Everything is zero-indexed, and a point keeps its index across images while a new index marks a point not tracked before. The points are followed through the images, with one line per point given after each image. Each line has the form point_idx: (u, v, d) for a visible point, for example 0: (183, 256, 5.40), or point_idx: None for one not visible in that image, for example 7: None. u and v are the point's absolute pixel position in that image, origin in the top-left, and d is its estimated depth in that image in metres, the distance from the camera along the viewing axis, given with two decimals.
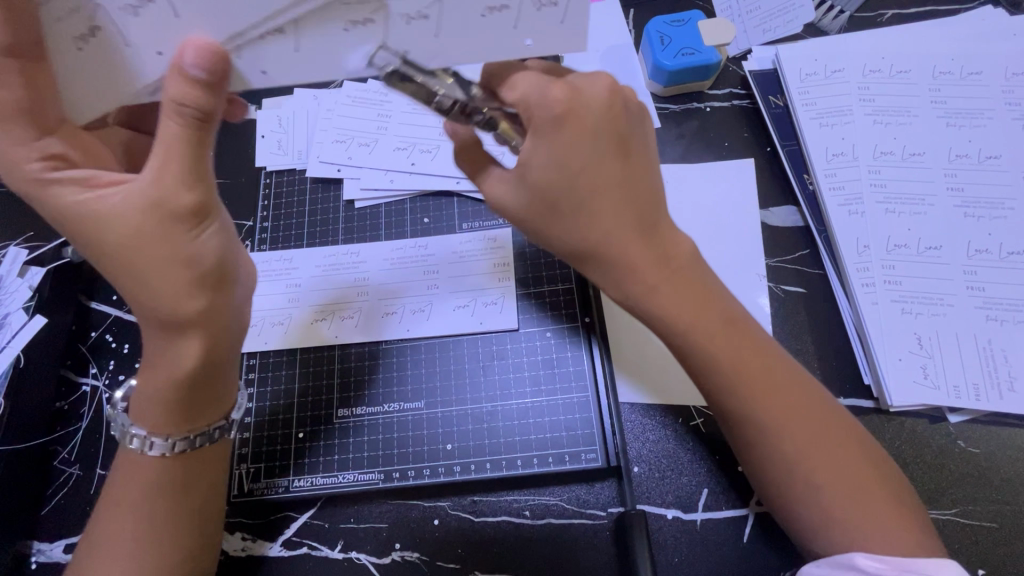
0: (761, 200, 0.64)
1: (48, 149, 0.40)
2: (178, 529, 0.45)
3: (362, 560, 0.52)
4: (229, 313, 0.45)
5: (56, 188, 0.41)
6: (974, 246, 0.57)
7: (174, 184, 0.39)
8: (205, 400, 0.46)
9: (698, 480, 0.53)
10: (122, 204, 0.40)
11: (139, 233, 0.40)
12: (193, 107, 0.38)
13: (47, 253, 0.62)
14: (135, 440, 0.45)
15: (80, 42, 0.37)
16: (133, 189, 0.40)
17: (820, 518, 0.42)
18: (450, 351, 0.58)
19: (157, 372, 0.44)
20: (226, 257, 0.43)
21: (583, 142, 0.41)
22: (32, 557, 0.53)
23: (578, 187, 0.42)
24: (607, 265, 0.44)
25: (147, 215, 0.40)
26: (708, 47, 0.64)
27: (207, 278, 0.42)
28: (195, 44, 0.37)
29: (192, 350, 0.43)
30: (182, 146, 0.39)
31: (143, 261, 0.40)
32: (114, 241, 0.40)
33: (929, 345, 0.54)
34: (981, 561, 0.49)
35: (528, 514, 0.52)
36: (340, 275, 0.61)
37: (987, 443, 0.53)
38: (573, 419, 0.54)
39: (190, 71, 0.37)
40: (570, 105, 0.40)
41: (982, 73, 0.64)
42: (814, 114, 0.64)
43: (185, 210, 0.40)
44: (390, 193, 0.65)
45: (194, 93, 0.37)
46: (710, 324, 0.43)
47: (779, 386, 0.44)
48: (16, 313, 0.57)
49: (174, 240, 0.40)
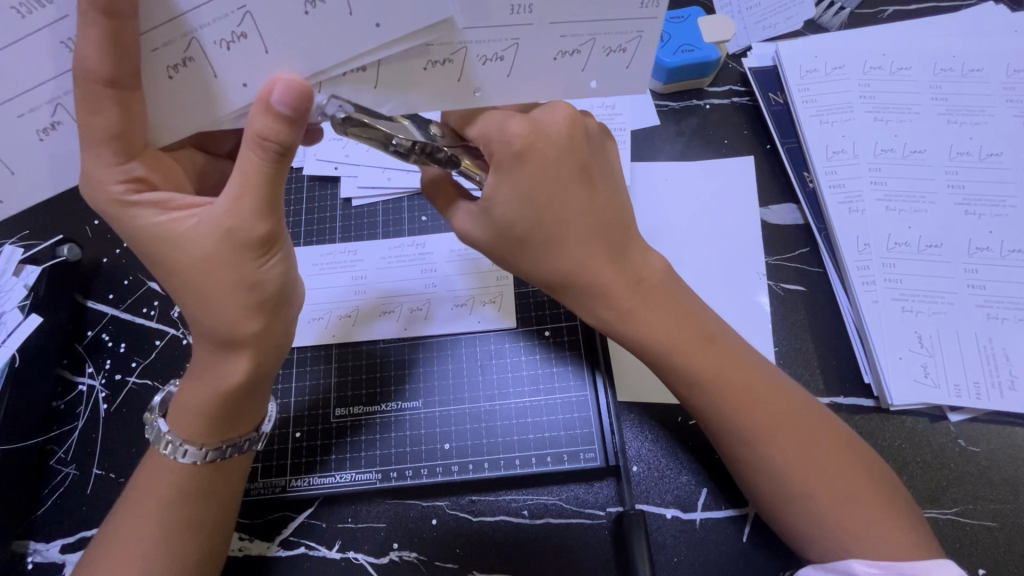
0: (761, 198, 0.63)
1: (131, 173, 0.39)
2: (193, 532, 0.45)
3: (360, 561, 0.52)
4: (281, 334, 0.45)
5: (135, 211, 0.40)
6: (974, 244, 0.57)
7: (247, 214, 0.39)
8: (243, 410, 0.45)
9: (698, 480, 0.52)
10: (196, 228, 0.40)
11: (211, 260, 0.40)
12: (275, 140, 0.38)
13: (43, 250, 0.60)
14: (168, 445, 0.45)
15: (173, 71, 0.37)
16: (208, 214, 0.40)
17: (807, 523, 0.42)
18: (448, 351, 0.58)
19: (201, 386, 0.44)
20: (287, 284, 0.44)
21: (545, 175, 0.43)
22: (29, 557, 0.53)
23: (545, 219, 0.44)
24: (579, 293, 0.46)
25: (219, 241, 0.40)
26: (708, 44, 0.64)
27: (267, 303, 0.42)
28: (286, 80, 0.37)
29: (239, 368, 0.43)
30: (259, 177, 0.39)
31: (209, 286, 0.40)
32: (186, 263, 0.40)
33: (930, 344, 0.54)
34: (981, 561, 0.48)
35: (527, 514, 0.52)
36: (338, 274, 0.61)
37: (987, 442, 0.52)
38: (572, 418, 0.54)
39: (280, 111, 0.37)
40: (530, 140, 0.42)
41: (983, 70, 0.63)
42: (815, 111, 0.64)
43: (256, 240, 0.40)
44: (388, 191, 0.65)
45: (275, 127, 0.37)
46: (685, 340, 0.45)
47: (758, 398, 0.44)
48: (11, 313, 0.55)
49: (243, 268, 0.40)
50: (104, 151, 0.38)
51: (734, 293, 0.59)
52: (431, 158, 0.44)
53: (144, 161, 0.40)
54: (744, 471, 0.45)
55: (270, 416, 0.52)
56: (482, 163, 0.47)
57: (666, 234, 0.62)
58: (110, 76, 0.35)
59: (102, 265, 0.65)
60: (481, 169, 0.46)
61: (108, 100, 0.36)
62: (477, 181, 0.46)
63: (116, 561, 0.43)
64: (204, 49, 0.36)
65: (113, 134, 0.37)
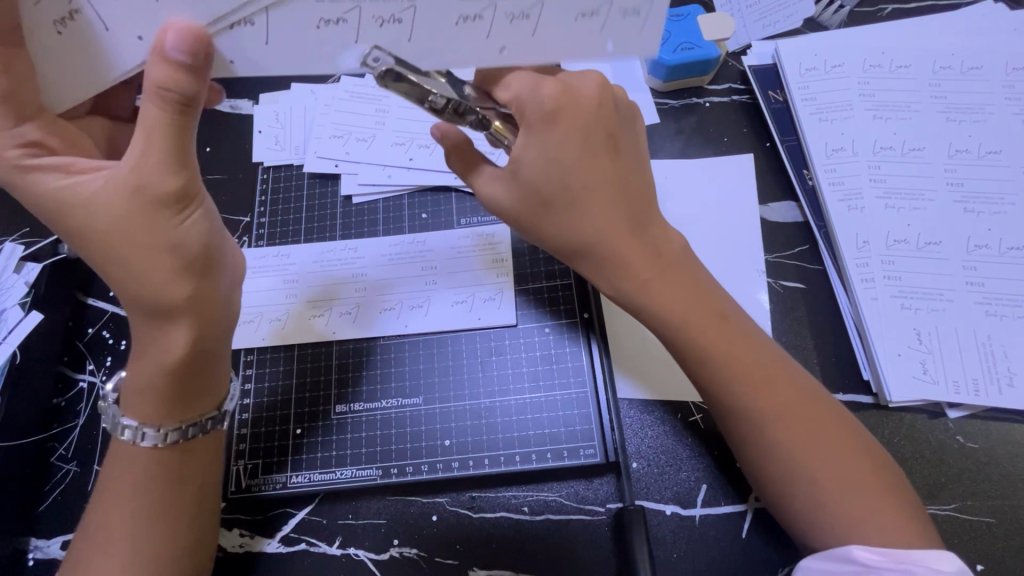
0: (761, 196, 0.63)
1: (25, 136, 0.41)
2: (177, 527, 0.45)
3: (361, 557, 0.52)
4: (218, 299, 0.46)
5: (37, 176, 0.41)
6: (973, 241, 0.57)
7: (153, 168, 0.40)
8: (200, 391, 0.46)
9: (698, 476, 0.52)
10: (99, 189, 0.41)
11: (118, 217, 0.40)
12: (174, 91, 0.38)
13: (43, 248, 0.62)
14: (125, 432, 0.45)
15: (61, 24, 0.38)
16: (113, 173, 0.41)
17: (811, 506, 0.42)
18: (448, 347, 0.58)
19: (145, 363, 0.44)
20: (211, 242, 0.44)
21: (573, 140, 0.43)
22: (30, 553, 0.53)
23: (569, 184, 0.44)
24: (598, 260, 0.46)
25: (125, 198, 0.40)
26: (708, 42, 0.65)
27: (195, 263, 0.43)
28: (177, 27, 0.37)
29: (181, 338, 0.44)
30: (164, 129, 0.39)
31: (129, 246, 0.41)
32: (95, 224, 0.41)
33: (928, 340, 0.54)
34: (979, 557, 0.49)
35: (527, 510, 0.52)
36: (338, 271, 0.61)
37: (986, 438, 0.53)
38: (572, 415, 0.54)
39: (176, 60, 0.38)
40: (561, 104, 0.43)
41: (982, 68, 0.64)
42: (814, 109, 0.64)
43: (169, 194, 0.41)
44: (388, 188, 0.65)
45: (175, 77, 0.38)
46: (698, 316, 0.45)
47: (771, 376, 0.45)
48: (12, 309, 0.57)
49: (155, 224, 0.41)
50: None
51: (734, 290, 0.59)
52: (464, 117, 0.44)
53: (42, 124, 0.41)
54: (752, 452, 0.45)
55: (236, 395, 0.51)
56: (513, 126, 0.46)
57: None
58: None
59: None
60: (512, 130, 0.45)
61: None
62: (506, 144, 0.46)
63: (102, 555, 0.43)
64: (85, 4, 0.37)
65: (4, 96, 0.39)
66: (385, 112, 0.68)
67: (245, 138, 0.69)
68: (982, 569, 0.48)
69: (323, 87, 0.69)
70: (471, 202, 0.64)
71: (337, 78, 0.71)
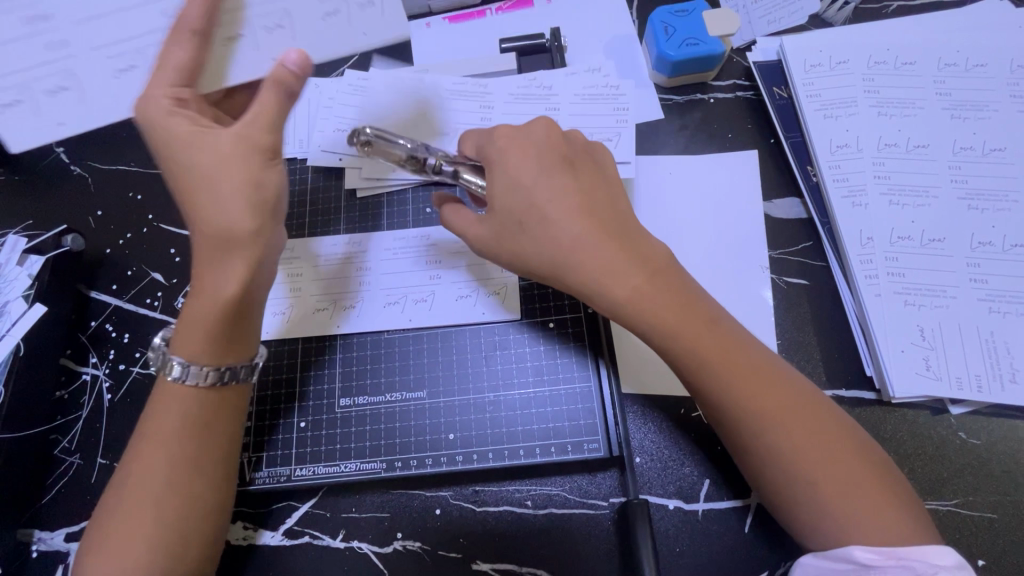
0: (766, 192, 0.64)
1: (180, 94, 0.44)
2: (206, 473, 0.45)
3: (364, 550, 0.52)
4: (272, 241, 0.46)
5: (174, 120, 0.43)
6: (977, 238, 0.57)
7: (264, 132, 0.44)
8: (242, 329, 0.46)
9: (701, 470, 0.53)
10: (211, 135, 0.43)
11: (226, 160, 0.43)
12: (294, 87, 0.44)
13: (46, 240, 0.59)
14: (175, 367, 0.45)
15: (230, 39, 0.46)
16: (229, 127, 0.44)
17: (808, 504, 0.43)
18: (453, 342, 0.58)
19: (197, 300, 0.44)
20: (282, 195, 0.46)
21: (525, 162, 0.48)
22: (33, 545, 0.53)
23: (539, 203, 0.46)
24: (569, 274, 0.46)
25: (235, 146, 0.43)
26: (712, 38, 0.64)
27: (266, 206, 0.44)
28: (296, 54, 0.43)
29: (235, 276, 0.44)
30: (279, 109, 0.44)
31: (217, 183, 0.43)
32: (203, 164, 0.43)
33: (932, 336, 0.54)
34: (979, 552, 0.49)
35: (530, 504, 0.53)
36: (341, 265, 0.61)
37: (988, 434, 0.53)
38: (576, 409, 0.54)
39: (292, 73, 0.44)
40: (512, 138, 0.49)
41: (988, 65, 0.63)
42: (819, 106, 0.64)
43: (267, 148, 0.44)
44: (392, 182, 0.64)
45: (296, 80, 0.44)
46: (685, 325, 0.45)
47: (749, 371, 0.45)
48: (16, 301, 0.56)
49: (254, 171, 0.43)
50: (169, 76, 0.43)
51: (737, 286, 0.59)
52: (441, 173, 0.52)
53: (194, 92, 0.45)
54: (750, 460, 0.45)
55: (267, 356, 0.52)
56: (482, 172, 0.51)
57: (670, 228, 0.62)
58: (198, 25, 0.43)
59: (105, 255, 0.65)
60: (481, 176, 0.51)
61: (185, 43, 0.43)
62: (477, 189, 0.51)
63: (134, 499, 0.42)
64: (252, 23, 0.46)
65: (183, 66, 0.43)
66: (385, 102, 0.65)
67: None
68: (982, 564, 0.49)
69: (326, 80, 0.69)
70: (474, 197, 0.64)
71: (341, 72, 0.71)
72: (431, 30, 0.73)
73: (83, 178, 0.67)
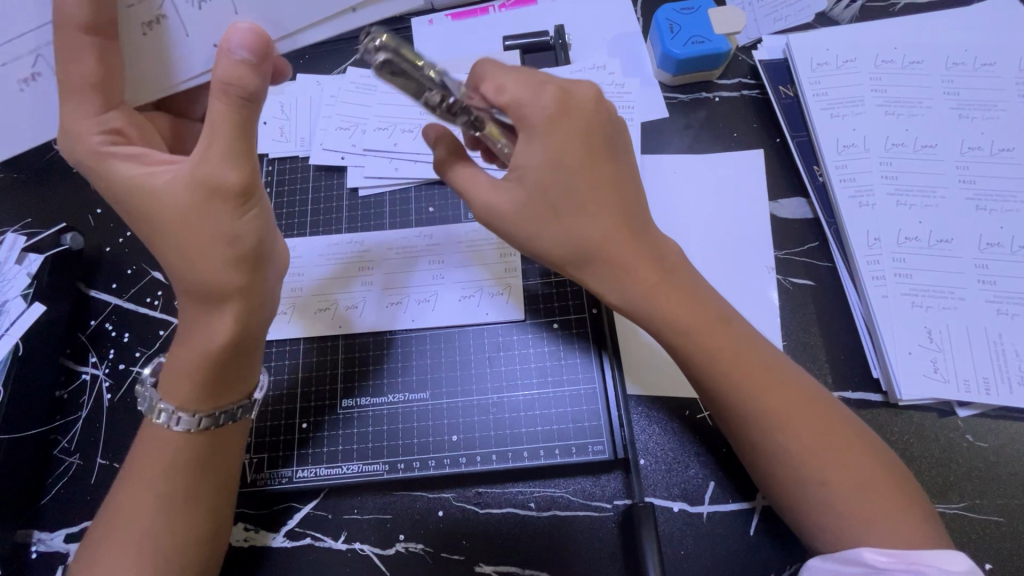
0: (771, 191, 0.63)
1: (109, 124, 0.43)
2: (195, 510, 0.45)
3: (366, 552, 0.52)
4: (264, 292, 0.45)
5: (112, 162, 0.43)
6: (985, 239, 0.57)
7: (219, 161, 0.40)
8: (235, 376, 0.45)
9: (706, 473, 0.52)
10: (168, 180, 0.42)
11: (187, 210, 0.41)
12: (240, 87, 0.39)
13: (45, 238, 0.59)
14: (160, 415, 0.45)
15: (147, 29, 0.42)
16: (181, 169, 0.42)
17: (817, 502, 0.42)
18: (456, 343, 0.57)
19: (187, 350, 0.44)
20: (265, 240, 0.44)
21: (571, 141, 0.44)
22: (32, 545, 0.53)
23: (574, 187, 0.44)
24: (594, 266, 0.46)
25: (189, 191, 0.41)
26: (718, 36, 0.63)
27: (247, 258, 0.43)
28: (242, 31, 0.39)
29: (224, 327, 0.43)
30: (233, 124, 0.40)
31: (190, 240, 0.41)
32: (164, 214, 0.42)
33: (939, 338, 0.53)
34: (987, 555, 0.49)
35: (534, 506, 0.52)
36: (343, 263, 0.61)
37: (996, 437, 0.52)
38: (580, 411, 0.54)
39: (240, 59, 0.39)
40: (564, 108, 0.44)
41: (996, 64, 0.63)
42: (825, 105, 0.63)
43: (231, 189, 0.41)
44: (395, 181, 0.64)
45: (240, 74, 0.39)
46: (705, 321, 0.45)
47: (767, 383, 0.44)
48: (15, 300, 0.55)
49: (219, 217, 0.41)
50: (84, 102, 0.41)
51: (743, 287, 0.59)
52: (459, 116, 0.43)
53: (123, 112, 0.44)
54: (758, 457, 0.45)
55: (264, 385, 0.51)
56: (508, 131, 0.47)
57: (676, 228, 0.61)
58: (89, 22, 0.39)
59: (105, 253, 0.64)
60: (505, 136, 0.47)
61: (87, 48, 0.39)
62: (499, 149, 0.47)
63: (136, 498, 0.44)
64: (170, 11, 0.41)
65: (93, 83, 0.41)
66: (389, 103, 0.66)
67: None
68: (990, 567, 0.48)
69: (328, 78, 0.68)
70: None
71: (343, 70, 0.70)
72: (434, 27, 0.72)
73: (81, 175, 0.67)
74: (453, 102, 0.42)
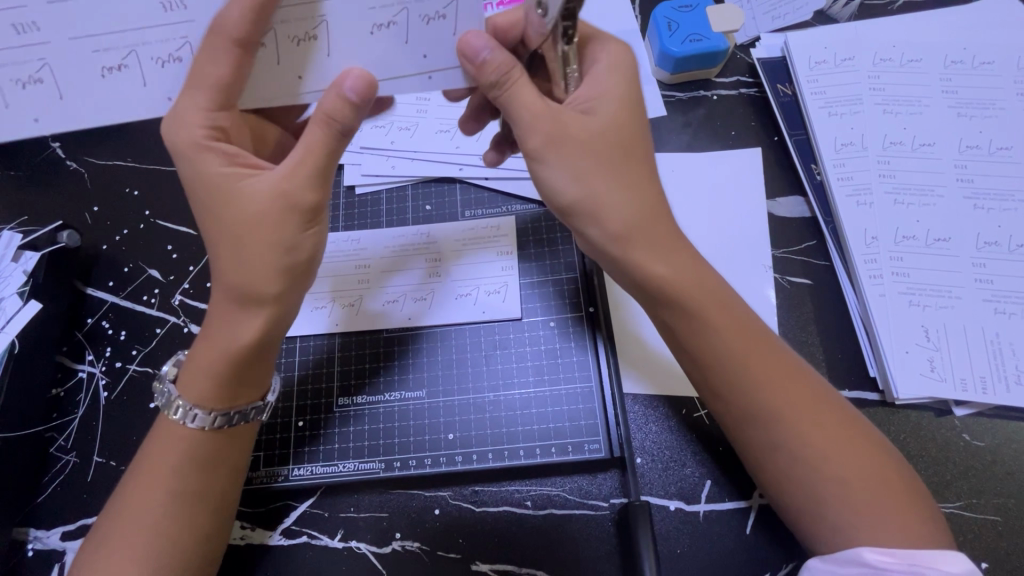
0: (769, 190, 0.63)
1: (216, 122, 0.43)
2: (199, 511, 0.44)
3: (362, 550, 0.52)
4: (297, 301, 0.46)
5: (207, 155, 0.42)
6: (983, 238, 0.56)
7: (303, 180, 0.42)
8: (253, 376, 0.45)
9: (702, 472, 0.52)
10: (255, 186, 0.42)
11: (261, 217, 0.42)
12: (339, 121, 0.41)
13: (42, 235, 0.59)
14: (178, 410, 0.45)
15: (300, 76, 0.42)
16: (268, 177, 0.42)
17: (818, 498, 0.42)
18: (453, 342, 0.57)
19: (215, 346, 0.44)
20: (315, 257, 0.45)
21: (628, 115, 0.45)
22: (28, 543, 0.53)
23: (630, 159, 0.45)
24: (636, 232, 0.45)
25: (272, 203, 0.42)
26: (716, 34, 0.63)
27: (294, 270, 0.43)
28: (360, 73, 0.41)
29: (254, 328, 0.43)
30: (321, 150, 0.42)
31: (252, 243, 0.42)
32: (240, 215, 0.42)
33: (936, 337, 0.53)
34: (984, 554, 0.49)
35: (530, 504, 0.52)
36: (340, 261, 0.61)
37: (993, 436, 0.52)
38: (577, 409, 0.54)
39: (347, 98, 0.41)
40: (629, 79, 0.46)
41: (993, 63, 0.63)
42: (823, 103, 0.63)
43: (306, 208, 0.42)
44: (392, 179, 0.64)
45: (341, 109, 0.41)
46: (732, 313, 0.46)
47: (791, 374, 0.45)
48: (10, 298, 0.55)
49: (289, 229, 0.42)
50: (201, 96, 0.41)
51: (741, 285, 0.59)
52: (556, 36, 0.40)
53: (232, 113, 0.43)
54: (767, 454, 0.44)
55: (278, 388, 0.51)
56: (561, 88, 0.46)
57: None
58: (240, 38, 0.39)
59: (102, 251, 0.64)
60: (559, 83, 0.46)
61: (227, 55, 0.40)
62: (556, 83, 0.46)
63: (145, 492, 0.44)
64: (287, 40, 0.41)
65: (217, 83, 0.41)
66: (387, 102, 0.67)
67: None
68: (987, 567, 0.48)
69: None
70: (474, 194, 0.63)
71: None
72: None
73: (79, 174, 0.67)
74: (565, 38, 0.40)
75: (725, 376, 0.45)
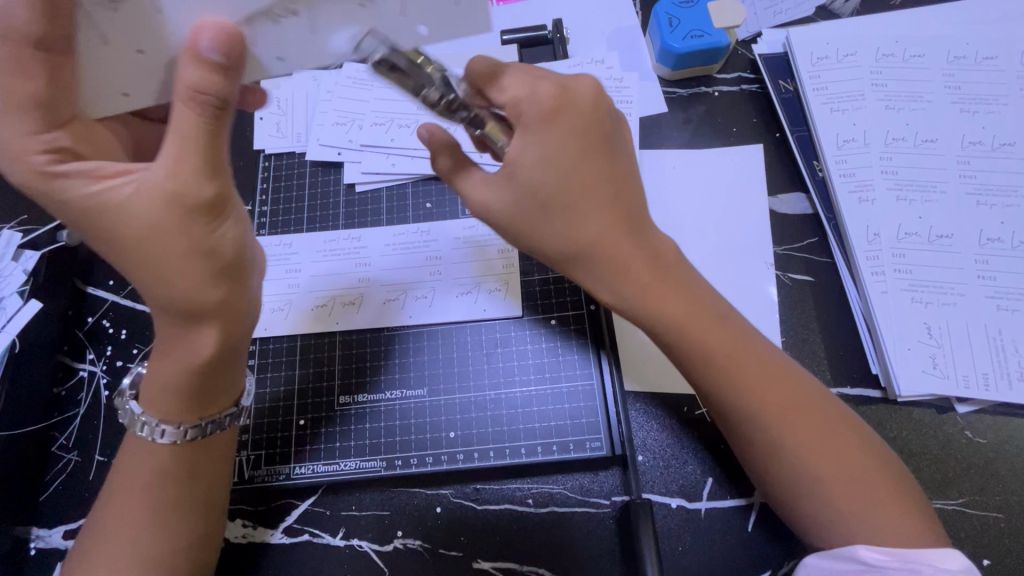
0: (770, 187, 0.63)
1: (54, 143, 0.38)
2: (183, 519, 0.44)
3: (365, 548, 0.52)
4: (246, 304, 0.44)
5: (65, 183, 0.39)
6: (985, 235, 0.56)
7: (191, 172, 0.38)
8: (215, 386, 0.45)
9: (704, 469, 0.52)
10: (137, 197, 0.39)
11: (154, 228, 0.39)
12: (211, 93, 0.36)
13: (43, 236, 0.61)
14: (144, 428, 0.44)
15: (140, 52, 0.36)
16: (147, 181, 0.39)
17: (813, 499, 0.42)
18: (453, 340, 0.57)
19: (169, 359, 0.43)
20: (244, 250, 0.42)
21: (572, 137, 0.42)
22: (30, 542, 0.53)
23: (568, 188, 0.43)
24: (589, 266, 0.45)
25: (161, 207, 0.38)
26: (716, 30, 0.63)
27: (226, 271, 0.41)
28: (210, 25, 0.35)
29: (209, 341, 0.42)
30: (199, 132, 0.38)
31: (160, 257, 0.39)
32: (132, 232, 0.39)
33: (938, 335, 0.53)
34: (986, 552, 0.49)
35: (531, 502, 0.52)
36: (341, 261, 0.60)
37: (994, 433, 0.52)
38: (578, 407, 0.54)
39: (213, 61, 0.35)
40: (567, 96, 0.42)
41: (997, 58, 0.62)
42: (825, 99, 0.63)
43: (205, 203, 0.39)
44: (392, 176, 0.64)
45: (211, 79, 0.36)
46: (699, 323, 0.44)
47: (768, 381, 0.44)
48: (11, 297, 0.56)
49: (189, 234, 0.39)
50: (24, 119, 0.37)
51: (743, 283, 0.58)
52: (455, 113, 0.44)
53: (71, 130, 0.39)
54: (757, 459, 0.45)
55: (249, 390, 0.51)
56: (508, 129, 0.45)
57: (674, 225, 0.61)
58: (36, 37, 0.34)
59: None
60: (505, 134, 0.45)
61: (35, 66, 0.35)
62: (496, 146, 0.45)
63: (125, 505, 0.43)
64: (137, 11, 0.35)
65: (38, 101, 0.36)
66: (385, 96, 0.66)
67: (247, 126, 0.68)
68: (988, 564, 0.48)
69: (325, 73, 0.68)
70: None
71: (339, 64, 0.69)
72: None
73: None
74: (449, 99, 0.42)
75: (720, 396, 0.45)
